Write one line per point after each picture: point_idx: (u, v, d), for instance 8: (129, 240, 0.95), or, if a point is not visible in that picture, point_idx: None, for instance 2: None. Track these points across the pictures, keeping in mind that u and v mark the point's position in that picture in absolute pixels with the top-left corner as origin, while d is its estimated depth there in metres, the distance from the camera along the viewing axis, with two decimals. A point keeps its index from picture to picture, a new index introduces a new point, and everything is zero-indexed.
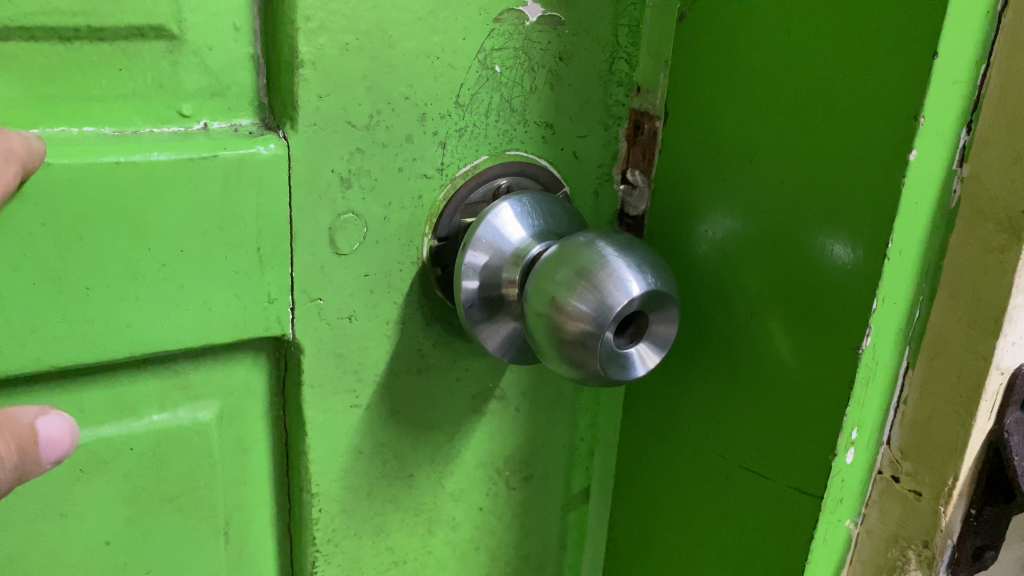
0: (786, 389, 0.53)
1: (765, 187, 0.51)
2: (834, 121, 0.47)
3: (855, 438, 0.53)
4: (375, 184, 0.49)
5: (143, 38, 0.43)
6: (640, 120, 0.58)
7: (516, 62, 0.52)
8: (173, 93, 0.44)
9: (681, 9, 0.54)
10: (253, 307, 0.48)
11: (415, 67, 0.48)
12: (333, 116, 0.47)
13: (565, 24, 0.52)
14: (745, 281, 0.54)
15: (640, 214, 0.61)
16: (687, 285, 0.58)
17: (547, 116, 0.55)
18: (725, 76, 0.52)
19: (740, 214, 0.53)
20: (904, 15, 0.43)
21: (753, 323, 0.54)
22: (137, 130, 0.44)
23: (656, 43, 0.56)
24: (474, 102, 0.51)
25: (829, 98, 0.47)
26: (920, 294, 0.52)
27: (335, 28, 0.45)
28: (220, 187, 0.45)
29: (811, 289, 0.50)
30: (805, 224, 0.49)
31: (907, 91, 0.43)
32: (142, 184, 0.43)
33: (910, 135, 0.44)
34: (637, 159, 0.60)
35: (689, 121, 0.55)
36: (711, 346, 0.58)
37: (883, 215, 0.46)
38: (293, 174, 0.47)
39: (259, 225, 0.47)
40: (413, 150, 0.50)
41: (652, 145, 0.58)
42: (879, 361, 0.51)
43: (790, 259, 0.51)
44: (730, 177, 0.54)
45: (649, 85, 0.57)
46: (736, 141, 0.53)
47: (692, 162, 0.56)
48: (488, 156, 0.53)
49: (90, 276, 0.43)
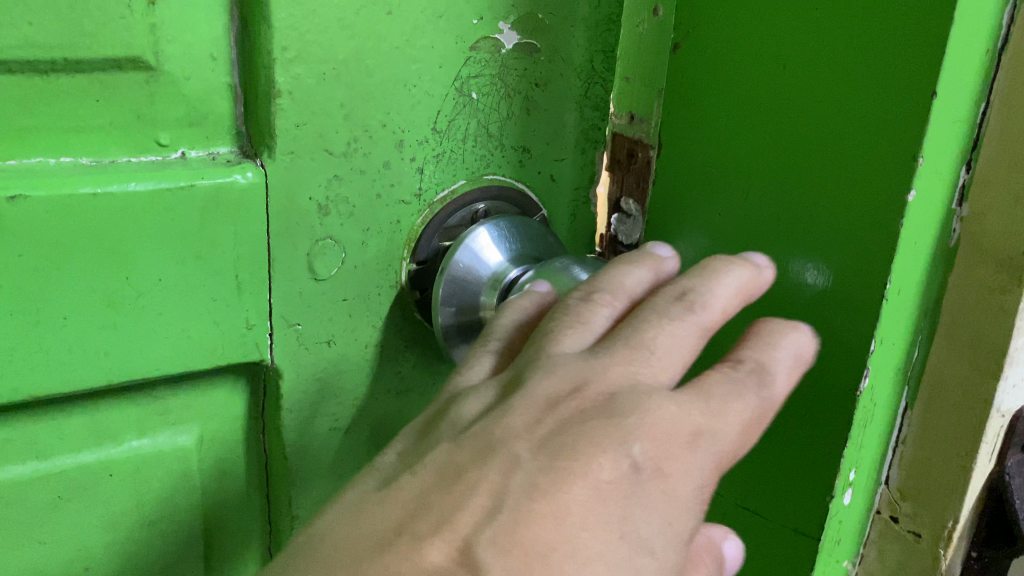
0: (778, 428, 0.51)
1: (748, 215, 0.50)
2: (824, 151, 0.45)
3: (853, 479, 0.51)
4: (352, 211, 0.49)
5: (120, 69, 0.43)
6: (633, 148, 0.57)
7: (492, 89, 0.51)
8: (150, 123, 0.45)
9: (675, 39, 0.52)
10: (232, 334, 0.48)
11: (392, 95, 0.48)
12: (312, 145, 0.47)
13: (540, 50, 0.52)
14: None
15: (633, 242, 0.59)
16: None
17: (526, 141, 0.55)
18: (710, 98, 0.51)
19: (708, 234, 0.53)
20: (902, 50, 0.41)
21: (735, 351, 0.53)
22: (114, 160, 0.44)
23: (645, 70, 0.55)
24: (452, 128, 0.51)
25: (819, 126, 0.45)
26: (919, 332, 0.49)
27: (312, 57, 0.45)
28: (198, 216, 0.45)
29: (789, 316, 0.49)
30: (780, 249, 0.49)
31: (904, 132, 0.42)
32: (122, 214, 0.44)
33: (908, 177, 0.42)
34: (631, 187, 0.58)
35: (672, 151, 0.54)
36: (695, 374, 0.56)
37: (874, 257, 0.44)
38: (271, 202, 0.47)
39: (238, 253, 0.47)
40: (392, 176, 0.50)
41: (645, 173, 0.57)
42: (877, 402, 0.49)
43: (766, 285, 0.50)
44: (715, 209, 0.52)
45: (641, 113, 0.56)
46: (714, 163, 0.51)
47: (673, 191, 0.54)
48: (467, 182, 0.53)
49: (68, 306, 0.44)
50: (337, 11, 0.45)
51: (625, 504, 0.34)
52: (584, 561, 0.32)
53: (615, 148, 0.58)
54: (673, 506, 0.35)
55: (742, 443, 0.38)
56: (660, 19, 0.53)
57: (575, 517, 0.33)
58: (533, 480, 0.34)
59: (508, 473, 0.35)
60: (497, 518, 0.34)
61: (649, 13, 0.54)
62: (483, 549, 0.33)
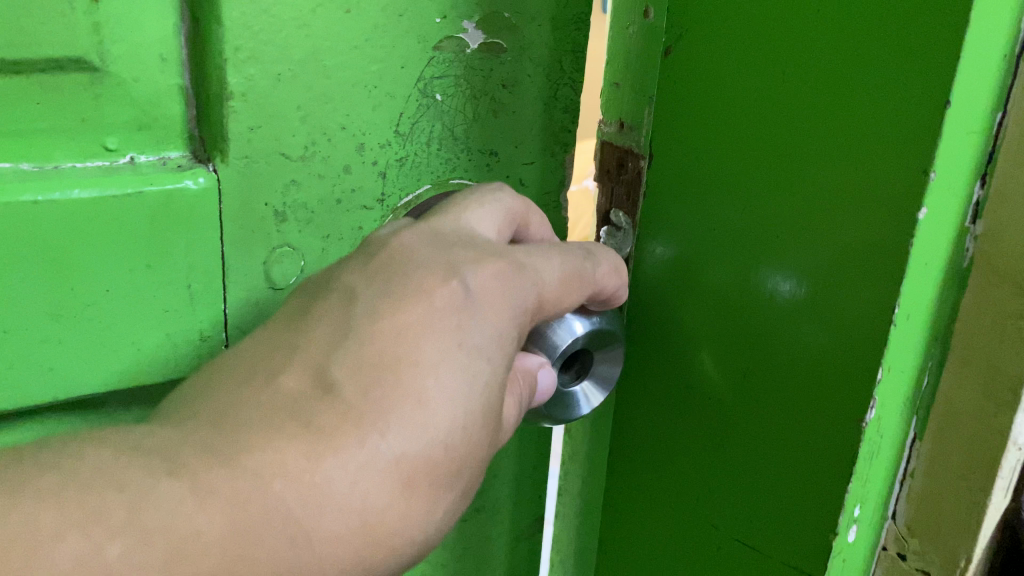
0: (773, 456, 0.47)
1: (734, 227, 0.46)
2: (819, 158, 0.41)
3: (859, 515, 0.47)
4: (311, 217, 0.47)
5: (63, 71, 0.40)
6: (624, 157, 0.53)
7: (457, 90, 0.49)
8: (96, 127, 0.43)
9: (667, 43, 0.48)
10: (185, 345, 0.46)
11: (352, 97, 0.45)
12: (268, 149, 0.45)
13: (507, 50, 0.49)
14: (696, 316, 0.50)
15: (625, 257, 0.55)
16: (661, 327, 0.53)
17: (494, 146, 0.52)
18: (698, 99, 0.47)
19: (692, 244, 0.49)
20: (912, 50, 0.36)
21: (724, 372, 0.49)
22: (58, 165, 0.42)
23: (638, 76, 0.51)
24: (416, 131, 0.49)
25: (813, 130, 0.41)
26: (929, 357, 0.45)
27: (266, 58, 0.42)
28: (148, 224, 0.43)
29: (779, 336, 0.45)
30: (762, 260, 0.45)
31: (914, 141, 0.37)
32: (64, 224, 0.41)
33: (919, 192, 0.38)
34: (622, 198, 0.54)
35: (667, 161, 0.50)
36: (681, 400, 0.53)
37: (877, 275, 0.40)
38: (225, 208, 0.45)
39: (190, 262, 0.45)
40: (353, 180, 0.48)
41: (637, 184, 0.53)
42: (884, 434, 0.45)
43: (752, 301, 0.46)
44: (706, 221, 0.48)
45: (632, 121, 0.52)
46: (699, 167, 0.47)
47: (666, 201, 0.50)
48: (433, 186, 0.51)
49: (9, 319, 0.41)
50: (292, 10, 0.42)
51: (461, 319, 0.38)
52: (430, 366, 0.36)
53: (604, 158, 0.55)
54: (491, 330, 0.38)
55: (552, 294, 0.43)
56: (651, 21, 0.49)
57: (414, 330, 0.37)
58: (371, 308, 0.38)
59: (348, 308, 0.38)
60: (344, 345, 0.37)
61: (639, 16, 0.50)
62: (336, 369, 0.36)
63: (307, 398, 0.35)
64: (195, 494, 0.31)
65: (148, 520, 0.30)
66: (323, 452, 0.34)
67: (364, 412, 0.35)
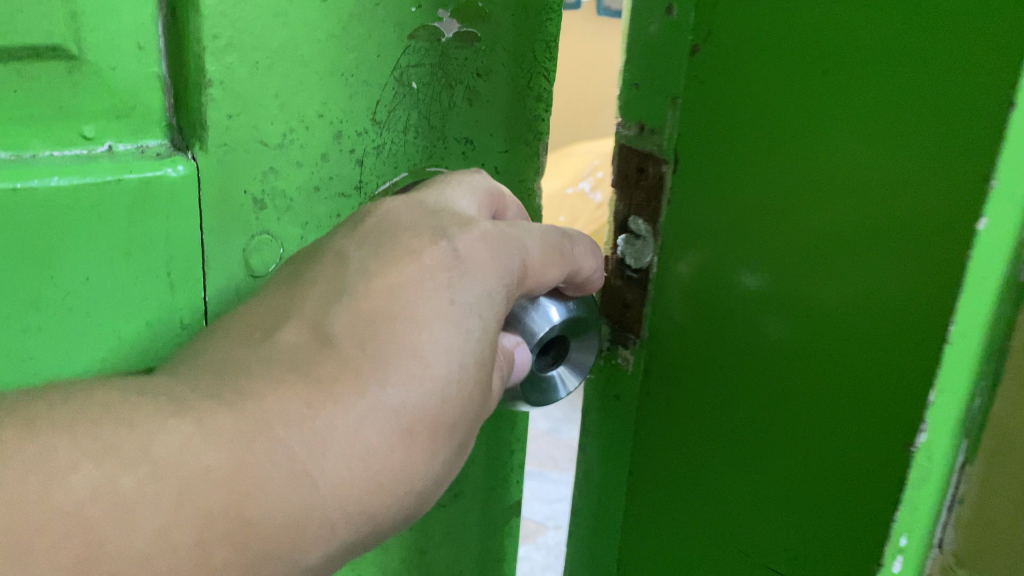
0: (814, 478, 0.45)
1: (767, 233, 0.44)
2: (862, 167, 0.39)
3: (905, 545, 0.44)
4: (289, 203, 0.48)
5: (40, 58, 0.40)
6: (643, 162, 0.52)
7: (433, 79, 0.49)
8: (73, 117, 0.43)
9: (694, 41, 0.47)
10: (164, 332, 0.47)
11: (329, 85, 0.46)
12: (246, 137, 0.45)
13: (480, 39, 0.50)
14: (729, 331, 0.48)
15: (646, 266, 0.54)
16: (689, 335, 0.51)
17: (468, 135, 0.52)
18: (735, 104, 0.45)
19: (726, 254, 0.47)
20: (967, 53, 0.34)
21: (757, 385, 0.47)
22: (35, 154, 0.42)
23: (660, 76, 0.50)
24: (393, 119, 0.49)
25: (858, 137, 0.39)
26: (980, 379, 0.44)
27: (244, 45, 0.43)
28: (127, 212, 0.43)
29: (819, 354, 0.43)
30: (790, 271, 0.44)
31: (969, 150, 0.35)
32: (44, 213, 0.41)
33: (979, 204, 0.35)
34: (642, 205, 0.53)
35: (694, 160, 0.48)
36: (716, 417, 0.50)
37: (925, 292, 0.38)
38: (204, 196, 0.45)
39: (169, 250, 0.45)
40: (330, 168, 0.48)
41: (657, 190, 0.52)
42: (934, 460, 0.42)
43: (789, 315, 0.44)
44: (737, 224, 0.46)
45: (652, 125, 0.51)
46: (735, 174, 0.46)
47: (695, 204, 0.49)
48: (408, 175, 0.51)
49: None
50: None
51: (448, 276, 0.40)
52: (422, 324, 0.39)
53: (625, 162, 0.54)
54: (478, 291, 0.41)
55: (539, 264, 0.45)
56: (674, 19, 0.48)
57: (405, 287, 0.40)
58: (363, 263, 0.41)
59: (340, 268, 0.41)
60: (339, 299, 0.40)
61: (661, 13, 0.49)
62: (333, 323, 0.39)
63: (308, 347, 0.39)
64: (200, 434, 0.34)
65: (158, 455, 0.33)
66: (324, 398, 0.36)
67: (361, 361, 0.38)
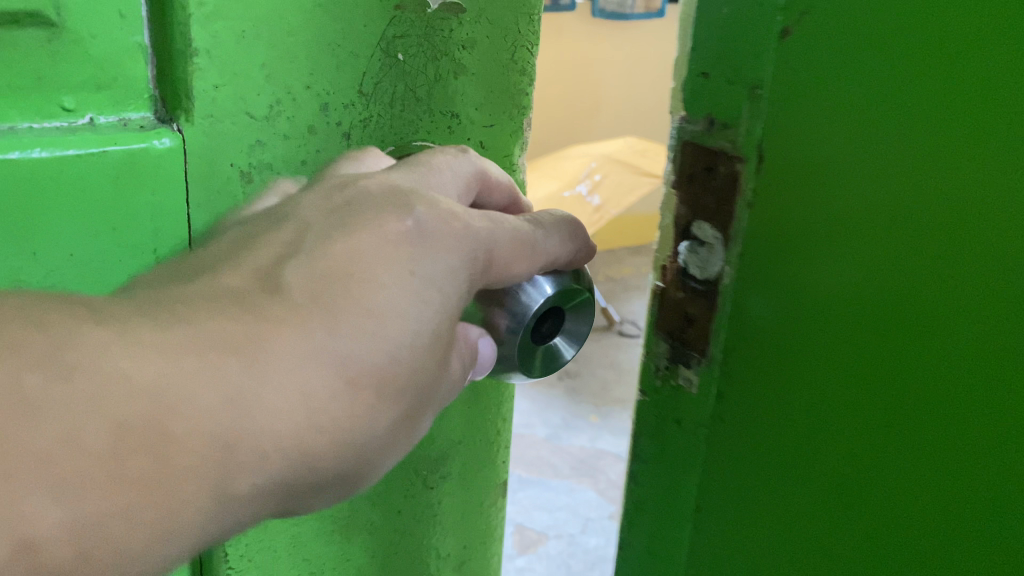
0: None
1: (862, 267, 0.31)
2: (975, 222, 0.28)
3: None
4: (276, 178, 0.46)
5: (18, 26, 0.39)
6: (713, 159, 0.36)
7: (418, 51, 0.48)
8: (52, 86, 0.41)
9: (785, 23, 0.32)
10: None
11: (316, 54, 0.44)
12: (234, 108, 0.43)
13: (466, 12, 0.48)
14: (766, 425, 0.37)
15: (711, 283, 0.38)
16: (761, 370, 0.36)
17: (450, 109, 0.50)
18: (800, 127, 0.32)
19: (757, 326, 0.36)
20: None
21: (826, 428, 0.34)
22: (14, 125, 0.40)
23: (735, 57, 0.34)
24: (378, 94, 0.47)
25: (966, 179, 0.28)
26: None
27: (227, 12, 0.41)
28: (112, 184, 0.42)
29: (904, 469, 0.32)
30: (851, 361, 0.32)
31: None
32: (27, 183, 0.40)
33: None
34: (709, 209, 0.37)
35: (789, 136, 0.33)
36: (774, 532, 0.38)
37: None
38: (191, 169, 0.44)
39: (158, 226, 0.44)
40: (317, 141, 0.47)
41: (733, 197, 0.36)
42: None
43: (839, 411, 0.33)
44: (843, 227, 0.31)
45: (726, 114, 0.35)
46: (783, 229, 0.34)
47: (790, 213, 0.33)
48: (394, 148, 0.49)
49: None
50: None
51: (408, 249, 0.34)
52: (373, 283, 0.32)
53: (690, 158, 0.37)
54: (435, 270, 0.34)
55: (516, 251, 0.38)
56: None
57: (363, 250, 0.33)
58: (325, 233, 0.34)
59: (303, 232, 0.35)
60: (294, 254, 0.34)
61: None
62: (286, 274, 0.33)
63: (254, 293, 0.32)
64: (124, 342, 0.28)
65: (77, 362, 0.28)
66: (279, 317, 0.31)
67: (309, 309, 0.31)
